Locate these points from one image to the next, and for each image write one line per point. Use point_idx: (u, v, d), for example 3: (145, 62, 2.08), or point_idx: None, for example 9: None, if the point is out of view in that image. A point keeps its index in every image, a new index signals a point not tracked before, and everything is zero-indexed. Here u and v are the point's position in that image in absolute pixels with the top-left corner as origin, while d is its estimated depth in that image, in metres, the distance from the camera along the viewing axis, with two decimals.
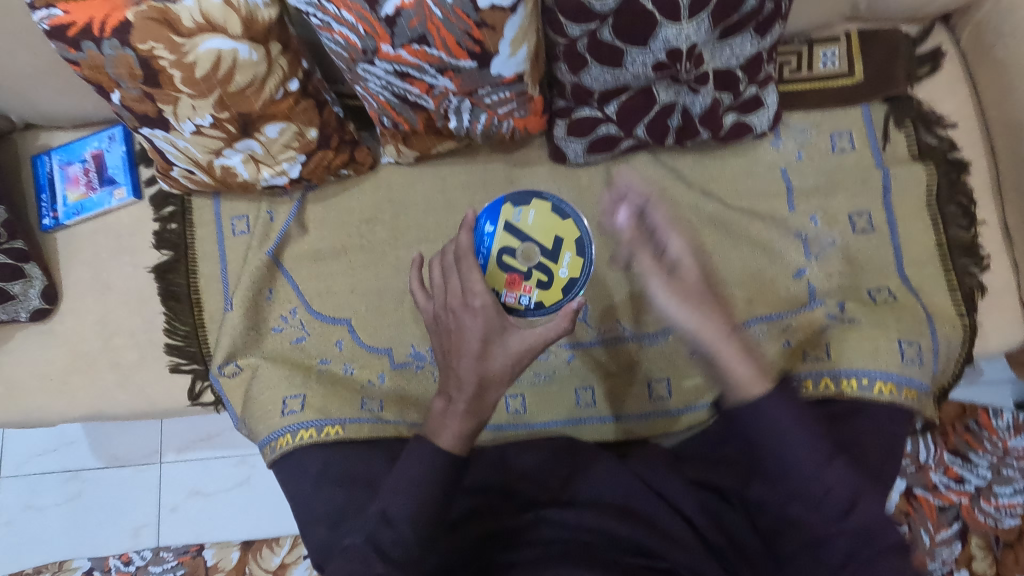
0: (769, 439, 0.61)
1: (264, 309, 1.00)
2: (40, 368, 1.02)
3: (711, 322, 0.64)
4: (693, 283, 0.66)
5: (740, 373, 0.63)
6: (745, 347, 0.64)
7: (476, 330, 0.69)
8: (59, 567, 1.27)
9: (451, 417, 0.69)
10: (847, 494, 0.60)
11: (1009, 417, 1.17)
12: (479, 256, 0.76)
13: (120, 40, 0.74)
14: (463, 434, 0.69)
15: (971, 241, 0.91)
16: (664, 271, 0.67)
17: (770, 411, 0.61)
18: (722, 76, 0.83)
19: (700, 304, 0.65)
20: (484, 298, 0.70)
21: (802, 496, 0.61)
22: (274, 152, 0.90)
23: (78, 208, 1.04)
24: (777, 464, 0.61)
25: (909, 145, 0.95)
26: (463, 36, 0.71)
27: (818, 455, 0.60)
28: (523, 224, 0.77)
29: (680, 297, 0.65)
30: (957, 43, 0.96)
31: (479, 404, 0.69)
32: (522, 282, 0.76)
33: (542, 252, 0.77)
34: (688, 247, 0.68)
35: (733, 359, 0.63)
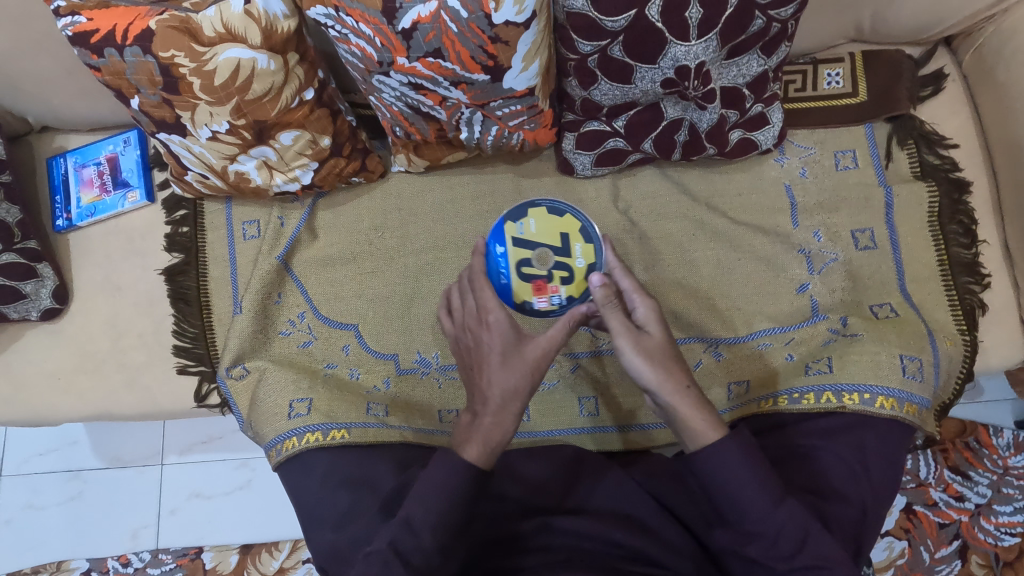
0: (723, 484, 0.66)
1: (273, 313, 1.01)
2: (48, 367, 1.03)
3: (674, 386, 0.68)
4: (656, 348, 0.69)
5: (697, 427, 0.67)
6: (704, 403, 0.68)
7: (495, 349, 0.73)
8: (57, 567, 1.28)
9: (477, 428, 0.72)
10: (797, 531, 0.65)
11: (1009, 436, 1.18)
12: (501, 278, 0.76)
13: (141, 48, 0.76)
14: (488, 444, 0.71)
15: (972, 259, 0.92)
16: (632, 332, 0.69)
17: (721, 460, 0.66)
18: (729, 94, 0.85)
19: (665, 366, 0.68)
20: (499, 319, 0.74)
21: (754, 536, 0.67)
22: (288, 159, 0.92)
23: (91, 210, 1.06)
24: (732, 509, 0.67)
25: (911, 164, 0.97)
26: (478, 51, 0.73)
27: (769, 497, 0.66)
28: (529, 232, 0.76)
29: (647, 359, 0.68)
30: (959, 66, 0.98)
31: (503, 415, 0.72)
32: (547, 285, 0.75)
33: (556, 252, 0.75)
34: (654, 312, 0.71)
35: (691, 414, 0.68)
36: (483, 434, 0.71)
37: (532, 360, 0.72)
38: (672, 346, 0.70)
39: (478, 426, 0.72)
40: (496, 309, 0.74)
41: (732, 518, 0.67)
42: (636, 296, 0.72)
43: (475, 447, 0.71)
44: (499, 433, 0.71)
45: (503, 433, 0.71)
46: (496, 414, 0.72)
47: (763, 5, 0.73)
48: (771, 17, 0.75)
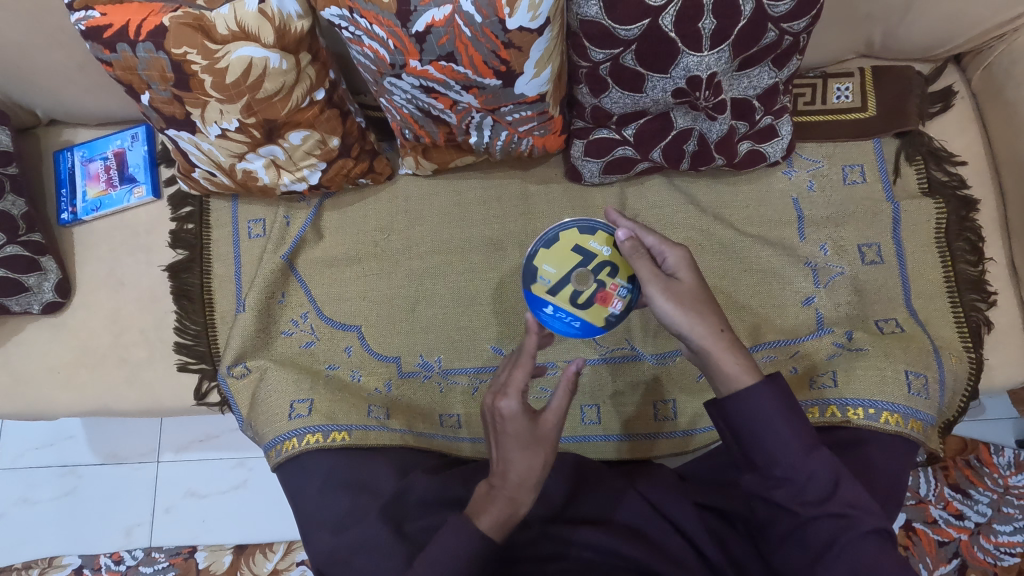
0: (754, 429, 0.66)
1: (277, 312, 1.01)
2: (48, 361, 1.03)
3: (705, 327, 0.69)
4: (687, 293, 0.71)
5: (729, 367, 0.68)
6: (735, 345, 0.69)
7: (510, 433, 0.71)
8: (49, 563, 1.27)
9: (493, 501, 0.70)
10: (829, 477, 0.65)
11: (1010, 455, 1.17)
12: (574, 323, 0.80)
13: (153, 44, 0.76)
14: (502, 517, 0.69)
15: (979, 277, 0.92)
16: (662, 280, 0.72)
17: (752, 403, 0.66)
18: (740, 105, 0.85)
19: (697, 309, 0.70)
20: (513, 405, 0.71)
21: (783, 481, 0.67)
22: (296, 159, 0.92)
23: (97, 204, 1.06)
24: (762, 456, 0.67)
25: (919, 180, 0.97)
26: (491, 55, 0.73)
27: (801, 442, 0.66)
28: (553, 277, 0.80)
29: (677, 304, 0.70)
30: (968, 84, 0.98)
31: (520, 492, 0.70)
32: (606, 294, 0.80)
33: (584, 265, 0.80)
34: (685, 261, 0.73)
35: (723, 354, 0.68)
36: (500, 507, 0.69)
37: (546, 435, 0.72)
38: (703, 291, 0.72)
39: (495, 497, 0.70)
40: (510, 395, 0.71)
41: (761, 463, 0.67)
42: (664, 247, 0.74)
43: (491, 518, 0.69)
44: (514, 509, 0.70)
45: (517, 509, 0.70)
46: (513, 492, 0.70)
47: (777, 18, 0.73)
48: (783, 30, 0.75)
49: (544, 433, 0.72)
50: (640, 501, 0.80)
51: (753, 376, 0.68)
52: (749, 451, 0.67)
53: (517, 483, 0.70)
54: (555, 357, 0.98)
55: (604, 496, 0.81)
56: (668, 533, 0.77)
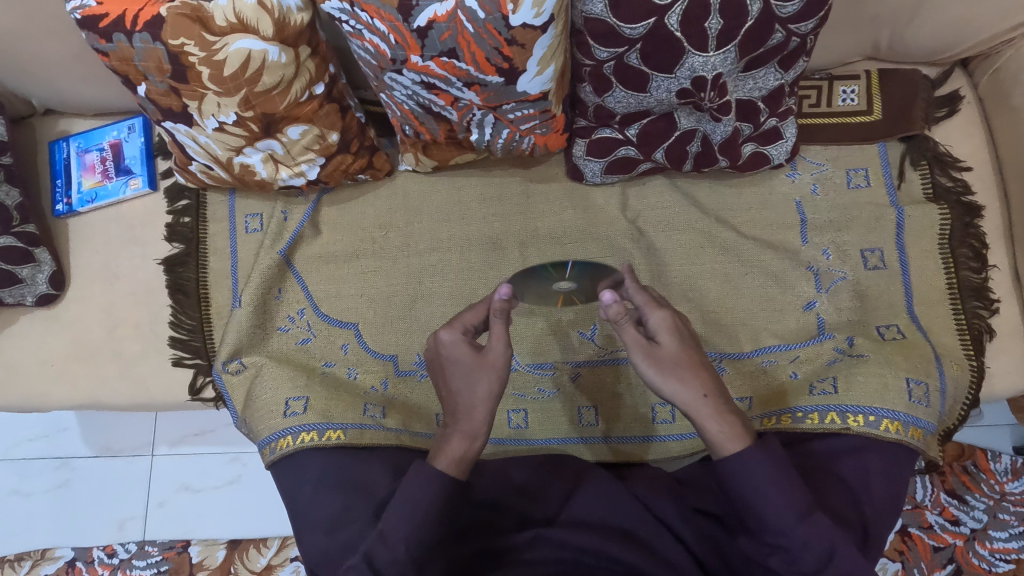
0: (746, 491, 0.68)
1: (273, 308, 1.00)
2: (40, 353, 1.01)
3: (688, 394, 0.71)
4: (667, 359, 0.72)
5: (715, 433, 0.70)
6: (720, 409, 0.70)
7: (455, 363, 0.75)
8: (41, 555, 1.27)
9: (447, 447, 0.73)
10: (823, 546, 0.66)
11: (1007, 461, 1.17)
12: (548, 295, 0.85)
13: (151, 34, 0.74)
14: (458, 456, 0.72)
15: (981, 284, 0.91)
16: (644, 345, 0.73)
17: (743, 468, 0.68)
18: (744, 106, 0.84)
19: (677, 375, 0.71)
20: (452, 334, 0.76)
21: (777, 548, 0.68)
22: (295, 153, 0.91)
23: (92, 196, 1.05)
24: (756, 520, 0.68)
25: (923, 185, 0.96)
26: (493, 52, 0.72)
27: (795, 510, 0.66)
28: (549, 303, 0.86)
29: (658, 371, 0.72)
30: (975, 88, 0.97)
31: (472, 435, 0.73)
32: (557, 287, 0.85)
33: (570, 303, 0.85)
34: (668, 322, 0.74)
35: (708, 420, 0.70)
36: (454, 446, 0.73)
37: (493, 364, 0.74)
38: (686, 354, 0.72)
39: (449, 440, 0.74)
40: (453, 329, 0.76)
41: (756, 528, 0.68)
42: (650, 306, 0.74)
43: (445, 464, 0.72)
44: (461, 452, 0.73)
45: (468, 453, 0.73)
46: (464, 432, 0.73)
47: (784, 19, 0.72)
48: (791, 31, 0.74)
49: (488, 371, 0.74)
50: (634, 503, 0.79)
51: (740, 440, 0.69)
52: (744, 510, 0.69)
53: (465, 424, 0.73)
54: (552, 357, 0.97)
55: (595, 498, 0.80)
56: (664, 538, 0.76)
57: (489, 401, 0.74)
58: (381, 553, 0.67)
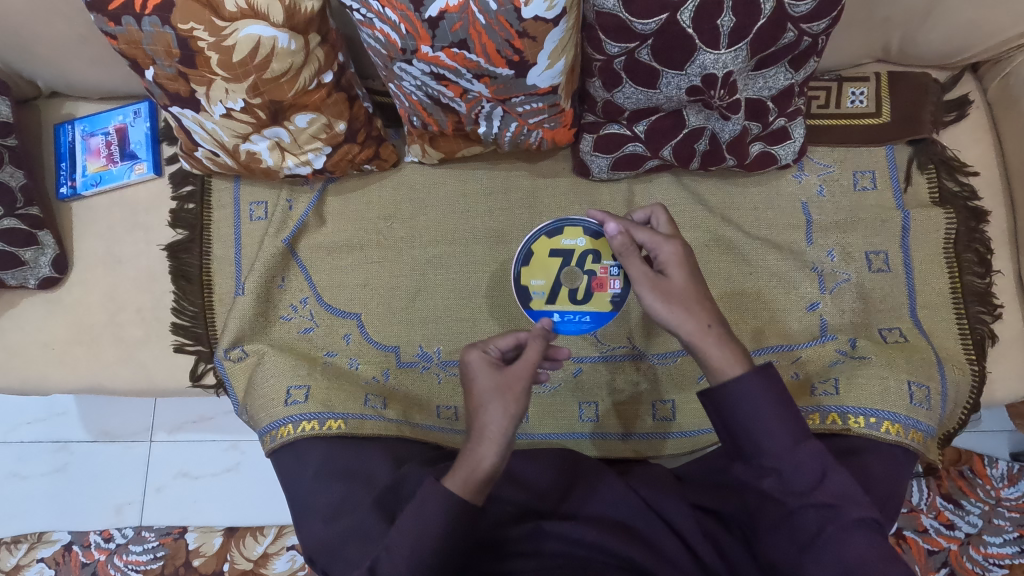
0: (741, 414, 0.68)
1: (276, 297, 1.00)
2: (42, 336, 1.02)
3: (690, 324, 0.71)
4: (675, 290, 0.72)
5: (715, 358, 0.69)
6: (722, 337, 0.70)
7: (475, 382, 0.72)
8: (38, 538, 1.27)
9: (461, 458, 0.69)
10: (815, 468, 0.66)
11: (1004, 467, 1.17)
12: (584, 319, 0.87)
13: (160, 18, 0.74)
14: (468, 472, 0.68)
15: (986, 289, 0.91)
16: (652, 279, 0.74)
17: (740, 390, 0.68)
18: (754, 106, 0.84)
19: (683, 306, 0.71)
20: (474, 354, 0.73)
21: (769, 471, 0.67)
22: (301, 142, 0.90)
23: (97, 179, 1.05)
24: (750, 443, 0.68)
25: (930, 189, 0.96)
26: (504, 44, 0.71)
27: (789, 432, 0.67)
28: (543, 286, 0.87)
29: (664, 301, 0.72)
30: (985, 93, 0.97)
31: (481, 443, 0.68)
32: (599, 280, 0.86)
33: (570, 263, 0.87)
34: (677, 258, 0.75)
35: (709, 347, 0.70)
36: (463, 465, 0.68)
37: (512, 383, 0.70)
38: (693, 288, 0.73)
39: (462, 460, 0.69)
40: (477, 348, 0.74)
41: (749, 451, 0.68)
42: (657, 242, 0.76)
43: (456, 476, 0.68)
44: (476, 462, 0.68)
45: (482, 463, 0.68)
46: (477, 443, 0.68)
47: (797, 18, 0.72)
48: (803, 31, 0.73)
49: (511, 381, 0.71)
50: (633, 497, 0.79)
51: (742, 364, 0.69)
52: (736, 434, 0.68)
53: (480, 434, 0.69)
54: None
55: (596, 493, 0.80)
56: (663, 534, 0.76)
57: (507, 412, 0.69)
58: (387, 568, 0.66)
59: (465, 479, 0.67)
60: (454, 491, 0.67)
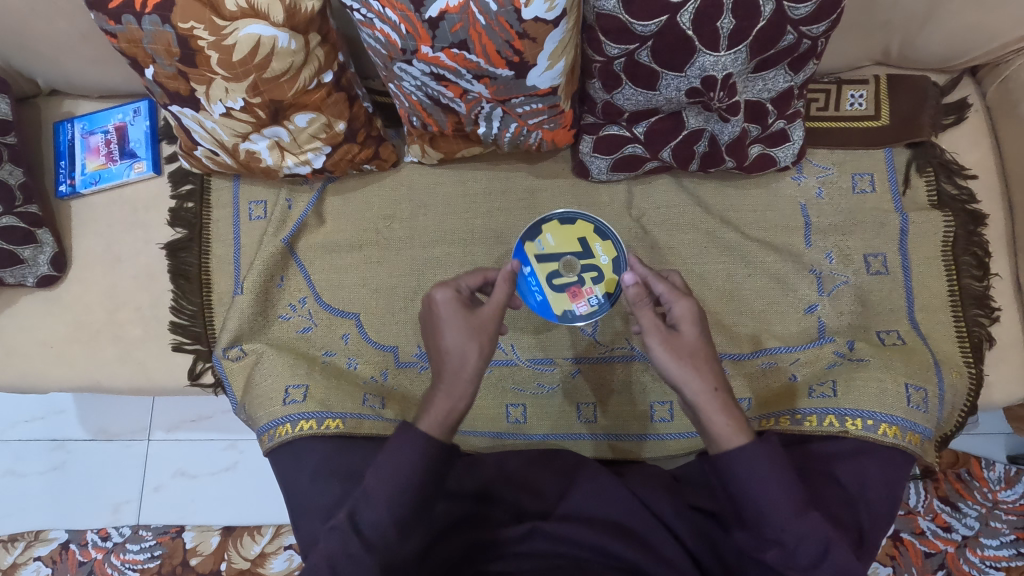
0: (746, 486, 0.66)
1: (275, 296, 1.00)
2: (40, 334, 1.01)
3: (699, 386, 0.69)
4: (686, 348, 0.71)
5: (721, 426, 0.68)
6: (728, 404, 0.69)
7: (447, 320, 0.72)
8: (35, 536, 1.27)
9: (434, 402, 0.69)
10: (819, 542, 0.65)
11: (1001, 470, 1.17)
12: (538, 294, 0.87)
13: (160, 17, 0.74)
14: (444, 416, 0.68)
15: (984, 292, 0.92)
16: (662, 331, 0.72)
17: (746, 463, 0.66)
18: (753, 108, 0.84)
19: (693, 365, 0.70)
20: (445, 292, 0.74)
21: (774, 544, 0.66)
22: (301, 141, 0.91)
23: (96, 177, 1.04)
24: (753, 515, 0.66)
25: (929, 192, 0.96)
26: (504, 45, 0.71)
27: (794, 505, 0.65)
28: (550, 245, 0.89)
29: (674, 356, 0.71)
30: (983, 96, 0.97)
31: (456, 383, 0.69)
32: (580, 290, 0.87)
33: (579, 257, 0.89)
34: (691, 314, 0.74)
35: (714, 413, 0.68)
36: (440, 406, 0.68)
37: (483, 326, 0.72)
38: (703, 346, 0.72)
39: (436, 398, 0.69)
40: (446, 287, 0.74)
41: (754, 523, 0.67)
42: (674, 296, 0.75)
43: (432, 420, 0.68)
44: (452, 404, 0.69)
45: (457, 403, 0.69)
46: (452, 386, 0.69)
47: (796, 20, 0.72)
48: (802, 33, 0.74)
49: (482, 324, 0.72)
50: (631, 498, 0.79)
51: (744, 435, 0.68)
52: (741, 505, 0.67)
53: (454, 375, 0.69)
54: (554, 353, 0.97)
55: (594, 493, 0.80)
56: (660, 534, 0.76)
57: (479, 353, 0.70)
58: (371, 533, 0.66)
59: (441, 420, 0.68)
60: (432, 434, 0.67)
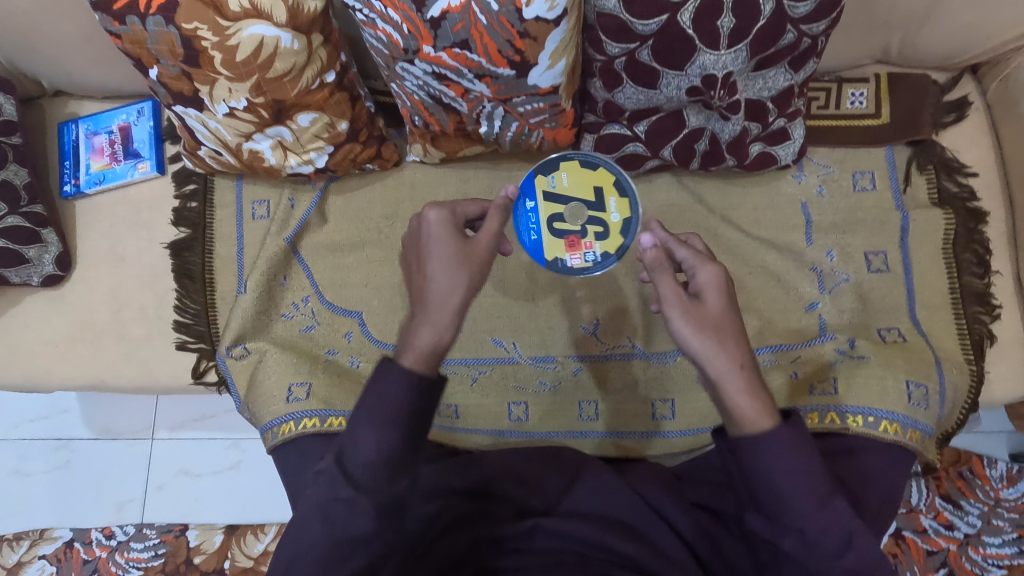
0: (768, 472, 0.62)
1: (278, 295, 1.00)
2: (45, 334, 1.02)
3: (724, 361, 0.63)
4: (711, 318, 0.65)
5: (747, 410, 0.62)
6: (755, 381, 0.63)
7: (435, 247, 0.66)
8: (40, 535, 1.28)
9: (416, 335, 0.63)
10: (843, 533, 0.63)
11: (1003, 468, 1.17)
12: (534, 233, 0.81)
13: (164, 18, 0.74)
14: (427, 349, 0.62)
15: (984, 290, 0.92)
16: (684, 299, 0.66)
17: (769, 447, 0.62)
18: (754, 106, 0.84)
19: (717, 336, 0.64)
20: (437, 215, 0.68)
21: (794, 532, 0.63)
22: (304, 141, 0.91)
23: (100, 177, 1.05)
24: (775, 504, 0.63)
25: (929, 191, 0.96)
26: (505, 45, 0.72)
27: (817, 495, 0.62)
28: (562, 185, 0.81)
29: (696, 328, 0.64)
30: (984, 94, 0.97)
31: (441, 314, 0.63)
32: (579, 240, 0.81)
33: (589, 206, 0.82)
34: (716, 281, 0.67)
35: (738, 394, 0.63)
36: (425, 337, 0.62)
37: (473, 257, 0.66)
38: (730, 318, 0.65)
39: (419, 328, 0.63)
40: (439, 210, 0.69)
41: (772, 510, 0.63)
42: (697, 264, 0.69)
43: (414, 355, 0.62)
44: (435, 337, 0.62)
45: (441, 338, 0.63)
46: (436, 316, 0.63)
47: (796, 19, 0.72)
48: (802, 32, 0.74)
49: (472, 254, 0.66)
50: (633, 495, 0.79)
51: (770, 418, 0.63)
52: (759, 491, 0.63)
53: (440, 304, 0.64)
54: (556, 351, 0.97)
55: (595, 490, 0.81)
56: (660, 530, 0.77)
57: (468, 285, 0.65)
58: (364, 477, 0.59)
59: (422, 355, 0.62)
60: (415, 369, 0.61)
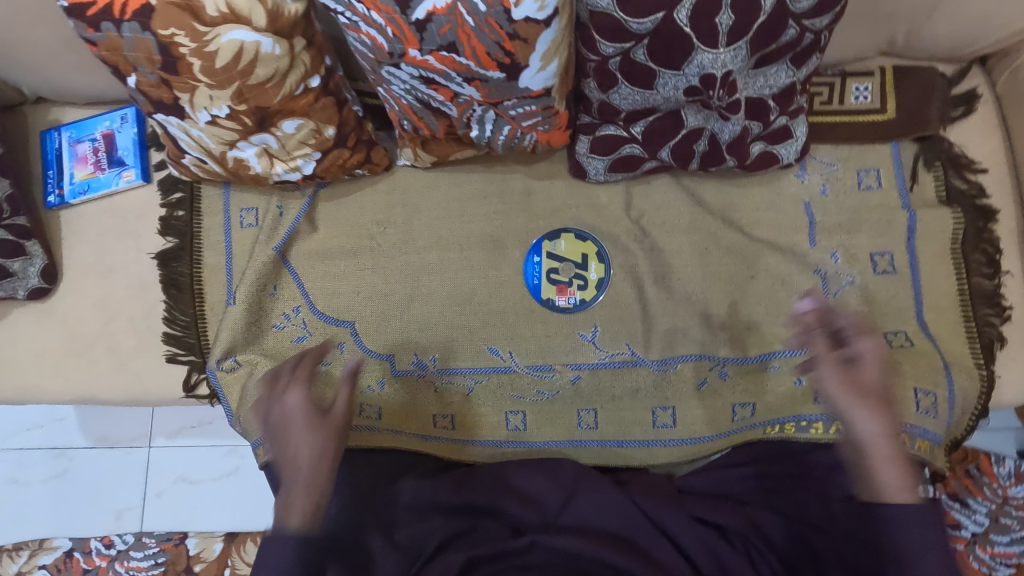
0: (899, 543, 0.66)
1: (268, 305, 0.98)
2: (33, 347, 1.00)
3: (874, 433, 0.67)
4: (876, 392, 0.67)
5: (890, 481, 0.67)
6: (897, 453, 0.67)
7: (292, 421, 0.70)
8: (39, 545, 1.26)
9: (291, 500, 0.67)
10: None
11: (1011, 465, 1.15)
12: (533, 279, 0.96)
13: (140, 24, 0.71)
14: (308, 509, 0.67)
15: (994, 290, 0.89)
16: (841, 365, 0.68)
17: (906, 520, 0.66)
18: (754, 105, 0.81)
19: (868, 408, 0.67)
20: (294, 393, 0.71)
21: None
22: (290, 148, 0.88)
23: (85, 187, 1.03)
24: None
25: (937, 188, 0.93)
26: (495, 47, 0.69)
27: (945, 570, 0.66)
28: (559, 247, 0.96)
29: (850, 393, 0.67)
30: (993, 86, 0.94)
31: (304, 495, 0.67)
32: (567, 287, 0.95)
33: (576, 266, 0.95)
34: (876, 350, 0.67)
35: (884, 465, 0.67)
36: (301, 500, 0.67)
37: (326, 431, 0.70)
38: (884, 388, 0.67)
39: (292, 494, 0.68)
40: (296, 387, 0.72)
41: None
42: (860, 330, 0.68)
43: (298, 516, 0.67)
44: (306, 499, 0.67)
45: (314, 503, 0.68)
46: (301, 486, 0.67)
47: (797, 14, 0.69)
48: (804, 27, 0.71)
49: (326, 429, 0.70)
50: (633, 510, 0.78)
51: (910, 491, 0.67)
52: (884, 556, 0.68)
53: (302, 477, 0.68)
54: (553, 359, 0.94)
55: (596, 504, 0.79)
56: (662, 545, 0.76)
57: (323, 455, 0.69)
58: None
59: (300, 514, 0.67)
60: (296, 532, 0.67)
